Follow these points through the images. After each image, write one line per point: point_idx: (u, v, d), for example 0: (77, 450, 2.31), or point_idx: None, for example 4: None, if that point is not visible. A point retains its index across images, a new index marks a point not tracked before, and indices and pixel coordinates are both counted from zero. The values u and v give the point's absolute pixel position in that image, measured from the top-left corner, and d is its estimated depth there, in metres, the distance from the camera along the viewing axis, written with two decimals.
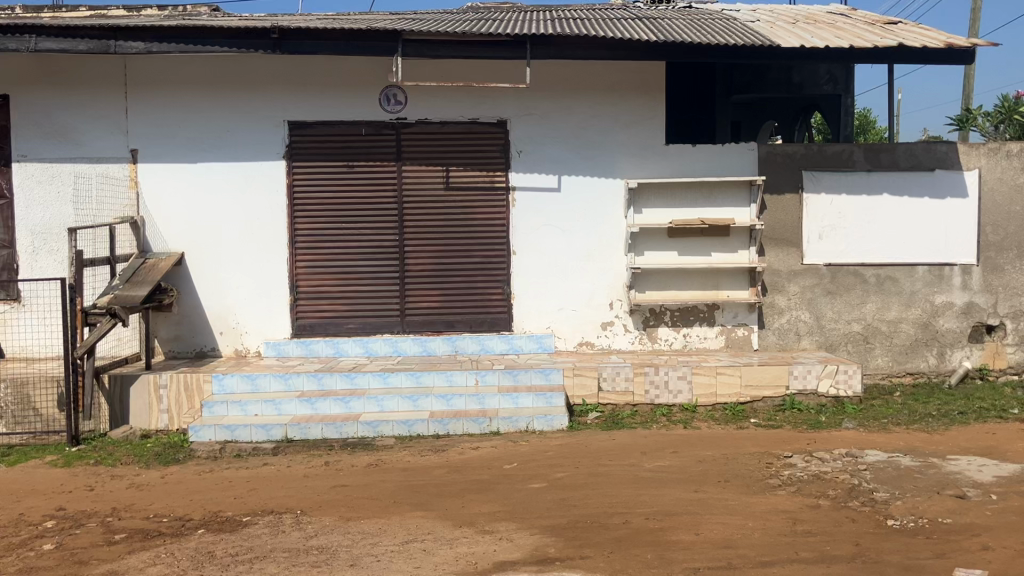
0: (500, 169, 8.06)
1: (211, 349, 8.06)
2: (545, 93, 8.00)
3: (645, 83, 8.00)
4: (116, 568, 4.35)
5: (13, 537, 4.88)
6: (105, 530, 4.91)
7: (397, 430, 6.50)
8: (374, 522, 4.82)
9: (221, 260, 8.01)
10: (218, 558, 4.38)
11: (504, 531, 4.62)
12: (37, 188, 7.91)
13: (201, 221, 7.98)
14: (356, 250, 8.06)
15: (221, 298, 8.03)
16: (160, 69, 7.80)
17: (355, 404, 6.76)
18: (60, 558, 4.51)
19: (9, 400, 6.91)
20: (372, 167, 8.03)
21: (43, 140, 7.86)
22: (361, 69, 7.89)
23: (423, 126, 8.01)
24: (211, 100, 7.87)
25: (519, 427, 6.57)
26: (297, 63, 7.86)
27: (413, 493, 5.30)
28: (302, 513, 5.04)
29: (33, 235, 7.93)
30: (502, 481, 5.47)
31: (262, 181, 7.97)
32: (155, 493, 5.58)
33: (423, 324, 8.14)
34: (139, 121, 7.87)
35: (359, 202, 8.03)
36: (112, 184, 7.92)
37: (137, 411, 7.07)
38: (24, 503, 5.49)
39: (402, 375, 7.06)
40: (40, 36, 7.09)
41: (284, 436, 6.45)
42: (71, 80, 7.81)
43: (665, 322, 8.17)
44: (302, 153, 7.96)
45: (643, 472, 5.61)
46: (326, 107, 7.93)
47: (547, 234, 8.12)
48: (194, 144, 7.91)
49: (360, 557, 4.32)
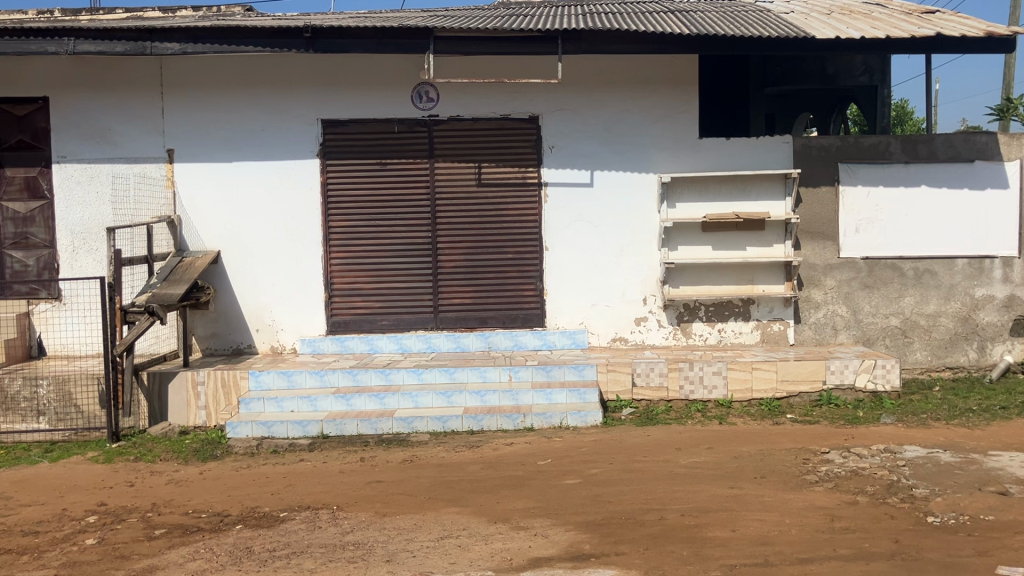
0: (533, 164, 8.05)
1: (248, 345, 8.12)
2: (577, 88, 7.97)
3: (677, 77, 7.94)
4: (156, 563, 4.41)
5: (56, 532, 4.97)
6: (145, 526, 4.98)
7: (431, 425, 6.51)
8: (410, 518, 4.85)
9: (256, 258, 8.08)
10: (256, 553, 4.43)
11: (539, 527, 4.62)
12: (76, 187, 8.04)
13: (237, 219, 8.06)
14: (389, 247, 8.10)
15: (256, 296, 8.10)
16: (196, 69, 7.90)
17: (390, 400, 6.80)
18: (102, 553, 4.59)
19: (51, 398, 7.05)
20: (403, 165, 8.06)
21: (81, 140, 7.99)
22: (392, 66, 7.92)
23: (454, 123, 8.02)
24: (245, 100, 7.95)
25: (553, 422, 6.56)
26: (330, 61, 7.91)
27: (447, 489, 5.31)
28: (337, 509, 5.07)
29: (73, 235, 8.07)
30: (536, 477, 5.46)
31: (297, 178, 8.03)
32: (193, 488, 5.65)
33: (457, 321, 8.15)
34: (176, 121, 7.97)
35: (392, 200, 8.08)
36: (149, 184, 8.02)
37: (175, 408, 7.14)
38: (66, 498, 5.59)
39: (436, 370, 7.10)
40: (78, 38, 7.23)
41: (320, 432, 6.51)
42: (107, 82, 7.93)
43: (700, 318, 8.12)
44: (335, 151, 8.01)
45: (678, 468, 5.58)
46: (359, 104, 7.96)
47: (580, 230, 8.09)
48: (228, 143, 7.99)
49: (396, 553, 4.34)
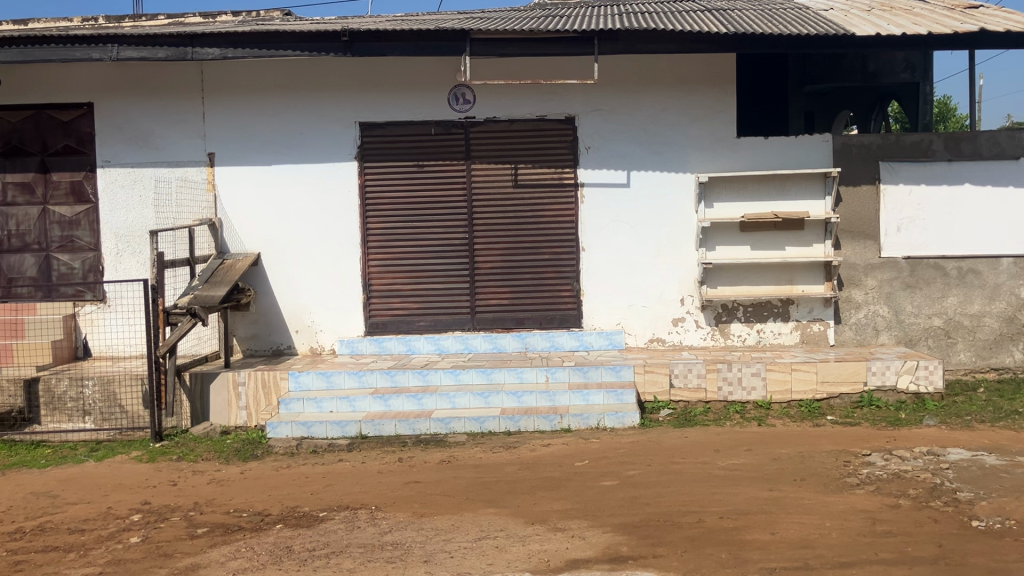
0: (569, 165, 8.04)
1: (288, 346, 8.21)
2: (614, 88, 7.95)
3: (715, 76, 7.89)
4: (198, 561, 4.48)
5: (101, 530, 5.07)
6: (187, 525, 5.06)
7: (468, 426, 6.53)
8: (448, 518, 4.87)
9: (296, 260, 8.17)
10: (296, 552, 4.48)
11: (576, 528, 4.62)
12: (120, 191, 8.19)
13: (277, 222, 8.15)
14: (426, 248, 8.14)
15: (295, 297, 8.19)
16: (237, 74, 8.00)
17: (427, 401, 6.84)
18: (146, 551, 4.67)
19: (97, 398, 7.21)
20: (440, 166, 8.09)
21: (125, 145, 8.13)
22: (428, 69, 7.96)
23: (491, 124, 8.04)
24: (284, 104, 8.03)
25: (590, 423, 6.54)
26: (368, 65, 7.97)
27: (484, 490, 5.32)
28: (376, 509, 5.11)
29: (117, 238, 8.21)
30: (573, 478, 5.46)
31: (335, 180, 8.10)
32: (234, 488, 5.72)
33: (493, 322, 8.17)
34: (217, 125, 8.08)
35: (429, 202, 8.12)
36: (191, 187, 8.15)
37: (217, 408, 7.23)
38: (111, 497, 5.69)
39: (474, 371, 7.13)
40: (121, 45, 7.36)
41: (359, 433, 6.57)
42: (150, 87, 8.06)
43: (738, 318, 8.06)
44: (372, 153, 8.07)
45: (717, 470, 5.55)
46: (396, 107, 8.01)
47: (617, 231, 8.07)
48: (268, 146, 8.08)
49: (434, 553, 4.37)
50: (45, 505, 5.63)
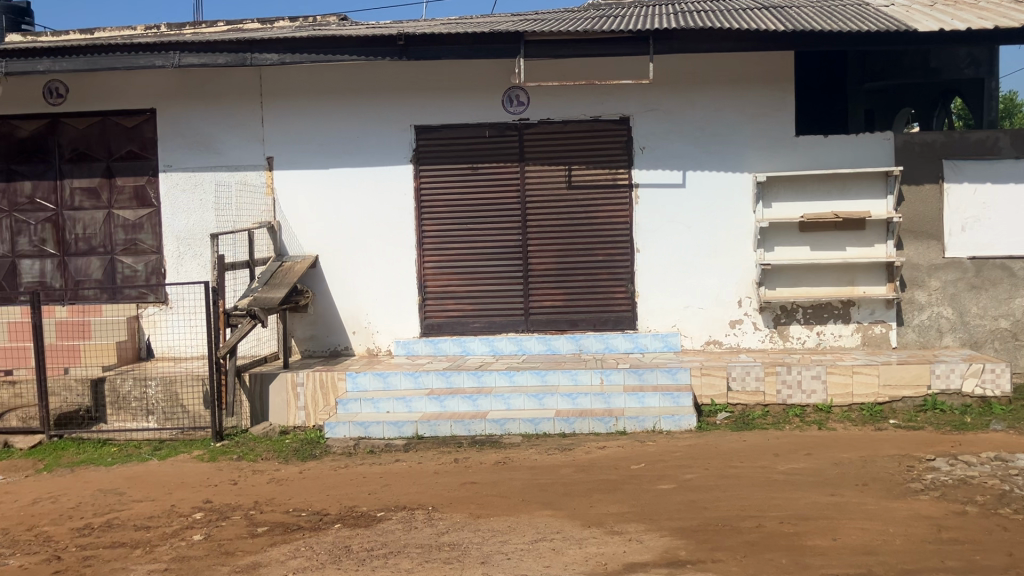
0: (624, 165, 8.00)
1: (344, 348, 8.31)
2: (669, 88, 7.89)
3: (772, 74, 7.78)
4: (259, 559, 4.54)
5: (165, 527, 5.17)
6: (248, 523, 5.14)
7: (523, 428, 6.53)
8: (504, 520, 4.88)
9: (352, 262, 8.25)
10: (354, 552, 4.53)
11: (634, 532, 4.59)
12: (182, 195, 8.36)
13: (333, 224, 8.24)
14: (481, 250, 8.17)
15: (352, 299, 8.27)
16: (294, 79, 8.12)
17: (482, 402, 6.85)
18: (208, 548, 4.76)
19: (159, 398, 7.36)
20: (495, 168, 8.11)
21: (186, 149, 8.31)
22: (482, 71, 7.98)
23: (545, 126, 8.03)
24: (340, 108, 8.13)
25: (646, 426, 6.49)
26: (423, 68, 8.02)
27: (540, 492, 5.32)
28: (432, 509, 5.14)
29: (179, 241, 8.38)
30: (629, 481, 5.43)
31: (390, 183, 8.17)
32: (293, 487, 5.80)
33: (547, 323, 8.16)
34: (275, 130, 8.21)
35: (484, 204, 8.14)
36: (250, 191, 8.29)
37: (276, 408, 7.34)
38: (174, 495, 5.81)
39: (528, 373, 7.12)
40: (183, 52, 7.52)
41: (415, 433, 6.61)
42: (211, 93, 8.23)
43: (797, 320, 7.94)
44: (428, 156, 8.12)
45: (776, 474, 5.47)
46: (451, 110, 8.05)
47: (673, 232, 8.01)
48: (325, 150, 8.19)
49: (491, 555, 4.38)
50: (112, 501, 5.76)
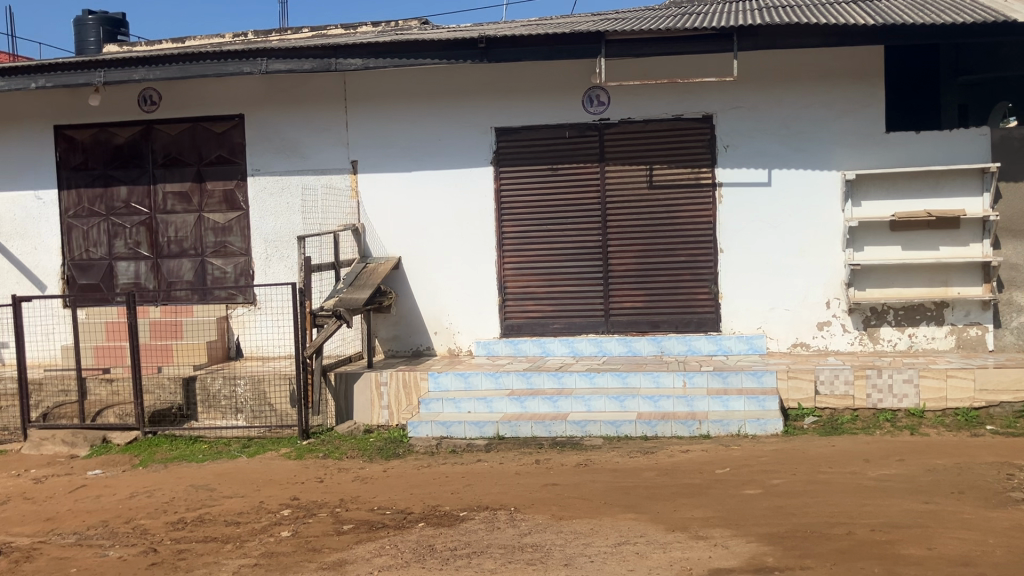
0: (707, 165, 7.89)
1: (427, 348, 8.40)
2: (754, 85, 7.76)
3: (861, 70, 7.58)
4: (345, 557, 4.62)
5: (255, 523, 5.30)
6: (334, 521, 5.23)
7: (605, 430, 6.50)
8: (587, 522, 4.86)
9: (434, 263, 8.33)
10: (438, 551, 4.57)
11: (719, 537, 4.52)
12: (269, 199, 8.56)
13: (415, 226, 8.34)
14: (561, 251, 8.16)
15: (434, 300, 8.35)
16: (377, 84, 8.24)
17: (563, 403, 6.84)
18: (296, 545, 4.86)
19: (248, 396, 7.56)
20: (575, 169, 8.08)
21: (273, 154, 8.52)
22: (563, 73, 7.97)
23: (626, 125, 7.97)
24: (422, 111, 8.21)
25: (730, 430, 6.38)
26: (504, 70, 8.05)
27: (623, 495, 5.28)
28: (515, 510, 5.15)
29: (266, 244, 8.59)
30: (714, 485, 5.34)
31: (471, 185, 8.22)
32: (378, 486, 5.88)
33: (629, 325, 8.10)
34: (359, 134, 8.34)
35: (564, 205, 8.12)
36: (335, 194, 8.44)
37: (360, 407, 7.45)
38: (263, 492, 5.95)
39: (610, 375, 7.08)
40: (271, 58, 7.70)
41: (496, 434, 6.64)
42: (297, 99, 8.41)
43: (889, 322, 7.71)
44: (508, 157, 8.14)
45: (867, 480, 5.32)
46: (531, 111, 8.05)
47: (757, 231, 7.87)
48: (407, 153, 8.29)
49: (574, 557, 4.36)
50: (204, 497, 5.94)
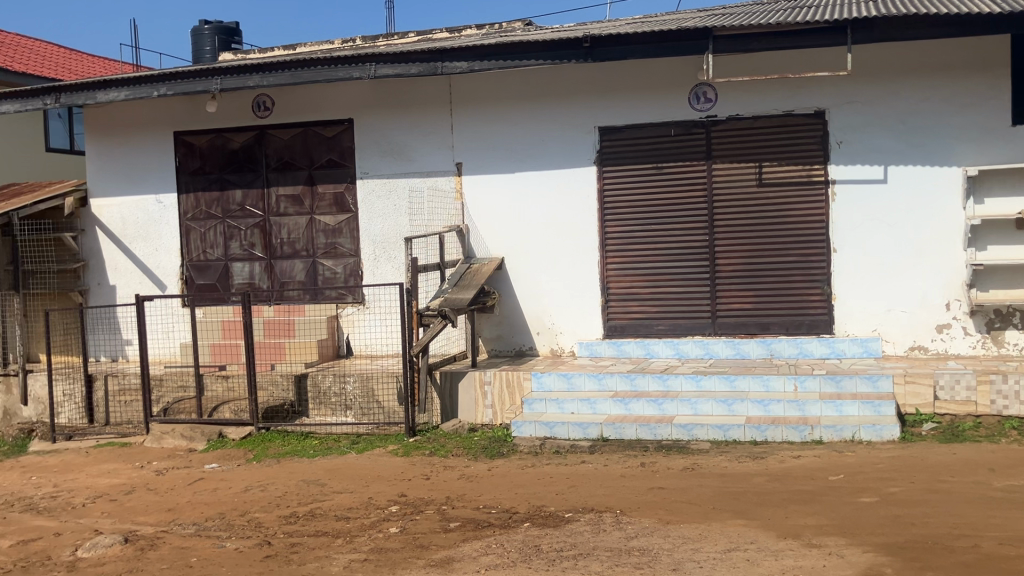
0: (818, 162, 7.67)
1: (530, 348, 8.43)
2: (868, 79, 7.50)
3: (985, 61, 7.24)
4: (453, 554, 4.67)
5: (364, 519, 5.42)
6: (440, 518, 5.29)
7: (712, 433, 6.40)
8: (695, 527, 4.79)
9: (537, 263, 8.35)
10: (544, 552, 4.57)
11: (834, 546, 4.38)
12: (377, 201, 8.75)
13: (519, 226, 8.37)
14: (666, 251, 8.06)
15: (537, 300, 8.37)
16: (482, 85, 8.31)
17: (669, 406, 6.76)
18: (404, 541, 4.94)
19: (357, 393, 7.75)
20: (681, 167, 7.97)
21: (381, 157, 8.69)
22: (668, 71, 7.88)
23: (734, 123, 7.82)
24: (526, 112, 8.24)
25: (844, 436, 6.19)
26: (608, 69, 8.01)
27: (732, 500, 5.18)
28: (620, 513, 5.11)
29: (374, 245, 8.78)
30: (828, 493, 5.19)
31: (575, 185, 8.20)
32: (483, 484, 5.93)
33: (736, 326, 7.95)
34: (464, 135, 8.43)
35: (669, 204, 8.02)
36: (441, 196, 8.55)
37: (465, 406, 7.54)
38: (372, 488, 6.08)
39: (717, 378, 6.96)
40: (379, 63, 7.85)
41: (600, 435, 6.61)
42: (404, 102, 8.56)
43: (1014, 325, 7.33)
44: (612, 157, 8.09)
45: (992, 491, 5.08)
46: (636, 110, 7.98)
47: (872, 230, 7.61)
48: (511, 154, 8.33)
49: (682, 562, 4.30)
50: (315, 492, 6.10)
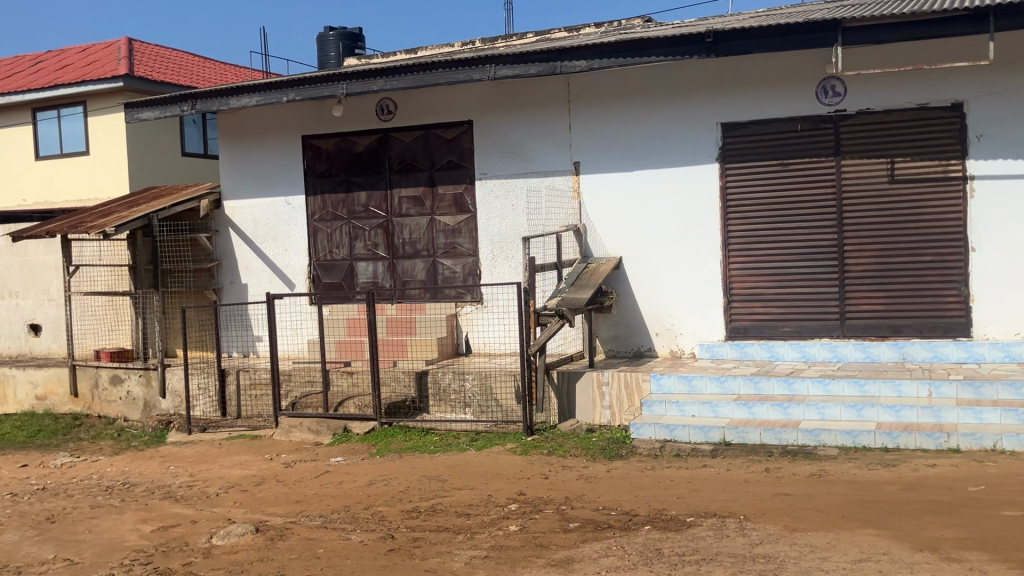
0: (956, 156, 7.30)
1: (649, 349, 8.34)
2: (1012, 68, 7.09)
3: None
4: (573, 555, 4.66)
5: (484, 516, 5.47)
6: (560, 518, 5.29)
7: (840, 439, 6.17)
8: (823, 536, 4.63)
9: (657, 263, 8.25)
10: (666, 555, 4.51)
11: (975, 560, 4.16)
12: (496, 201, 8.82)
13: (638, 225, 8.28)
14: (792, 250, 7.84)
15: (657, 301, 8.27)
16: (602, 84, 8.27)
17: (794, 411, 6.56)
18: (524, 540, 4.96)
19: (475, 391, 7.83)
20: (807, 164, 7.73)
21: (500, 157, 8.75)
22: (794, 65, 7.66)
23: (864, 117, 7.52)
24: (646, 109, 8.15)
25: (985, 445, 5.87)
26: (731, 64, 7.84)
27: (863, 509, 4.99)
28: (744, 518, 4.99)
29: (492, 245, 8.87)
30: (967, 504, 4.93)
31: (696, 183, 8.07)
32: (602, 485, 5.89)
33: (866, 329, 7.65)
34: (583, 134, 8.41)
35: (795, 202, 7.79)
36: (559, 195, 8.55)
37: (583, 406, 7.52)
38: (491, 485, 6.12)
39: (845, 382, 6.71)
40: (498, 64, 7.91)
41: (722, 439, 6.47)
42: (523, 102, 8.60)
43: None
44: (735, 154, 7.92)
45: None
46: (761, 106, 7.79)
47: (1015, 228, 7.21)
48: (631, 152, 8.26)
49: (810, 571, 4.17)
50: (436, 487, 6.19)
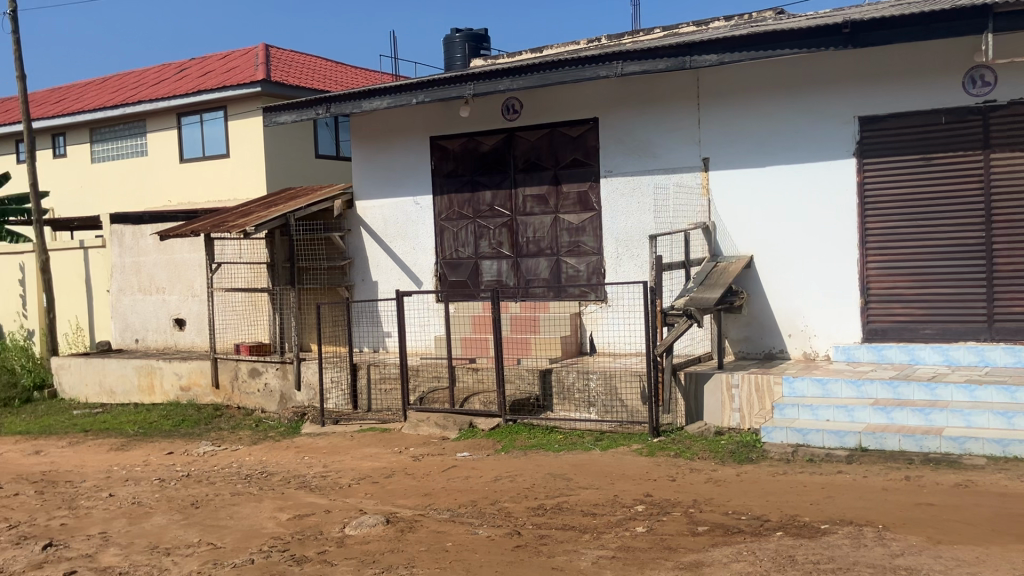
0: None
1: (780, 351, 8.10)
2: None
3: None
4: (703, 558, 4.58)
5: (611, 516, 5.44)
6: (688, 520, 5.21)
7: (988, 448, 5.84)
8: (970, 549, 4.40)
9: (789, 262, 8.02)
10: (800, 563, 4.37)
11: None
12: (622, 199, 8.75)
13: (770, 223, 8.07)
14: (935, 249, 7.47)
15: (789, 301, 8.03)
16: (732, 78, 8.10)
17: (937, 417, 6.25)
18: (652, 541, 4.90)
19: (600, 391, 7.78)
20: (953, 158, 7.35)
21: (626, 155, 8.69)
22: (939, 54, 7.29)
23: (1017, 107, 7.08)
24: (779, 104, 7.94)
25: None
26: (870, 55, 7.54)
27: (1015, 523, 4.71)
28: (884, 528, 4.79)
29: (617, 244, 8.81)
30: None
31: (832, 179, 7.79)
32: (732, 489, 5.76)
33: (1017, 332, 7.21)
34: (712, 131, 8.25)
35: (939, 198, 7.42)
36: (688, 192, 8.40)
37: (711, 409, 7.36)
38: (618, 486, 6.08)
39: (994, 388, 6.33)
40: (626, 61, 7.85)
41: (859, 445, 6.24)
42: (651, 99, 8.51)
43: None
44: (874, 149, 7.62)
45: None
46: (902, 98, 7.45)
47: None
48: (762, 148, 8.05)
49: None
50: (562, 486, 6.20)
